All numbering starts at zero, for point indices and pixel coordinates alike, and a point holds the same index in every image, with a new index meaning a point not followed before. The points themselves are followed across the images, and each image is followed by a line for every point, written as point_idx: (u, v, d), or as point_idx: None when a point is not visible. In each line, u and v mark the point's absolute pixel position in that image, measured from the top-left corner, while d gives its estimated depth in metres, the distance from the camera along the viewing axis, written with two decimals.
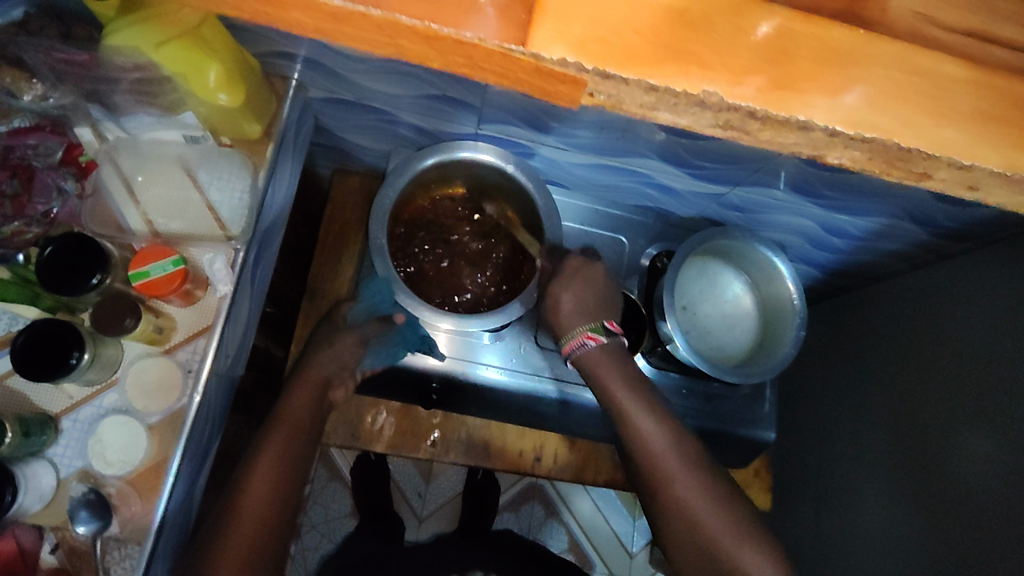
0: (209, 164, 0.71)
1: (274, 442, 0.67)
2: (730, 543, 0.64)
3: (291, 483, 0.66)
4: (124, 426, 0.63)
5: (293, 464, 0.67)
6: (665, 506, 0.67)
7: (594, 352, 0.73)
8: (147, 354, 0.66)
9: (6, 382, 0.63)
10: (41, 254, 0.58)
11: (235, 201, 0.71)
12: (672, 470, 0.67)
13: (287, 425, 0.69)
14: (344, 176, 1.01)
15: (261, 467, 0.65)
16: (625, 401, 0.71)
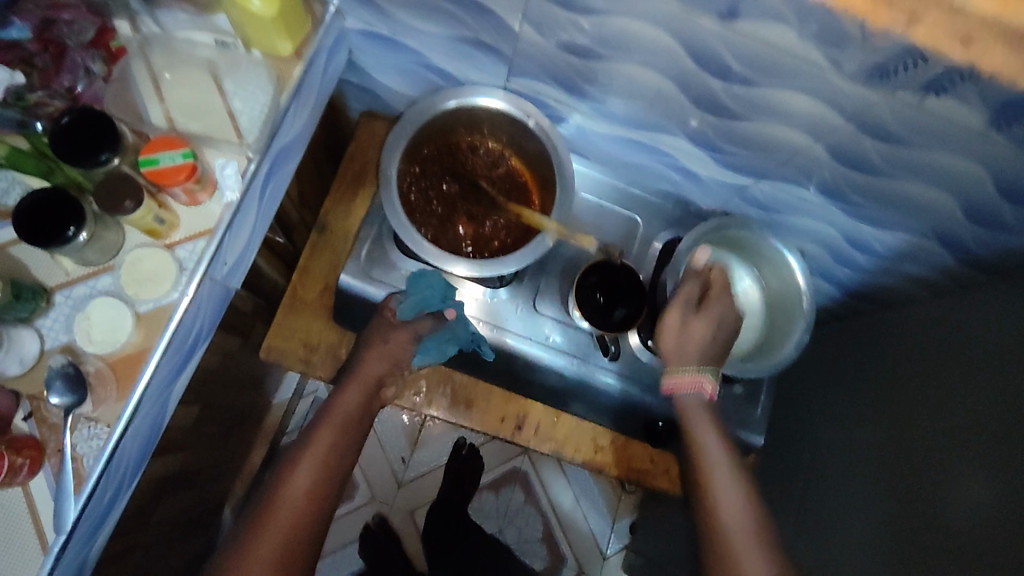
0: (237, 74, 0.72)
1: (319, 436, 0.75)
2: (738, 540, 0.67)
3: (327, 474, 0.73)
4: (109, 310, 0.64)
5: (332, 464, 0.74)
6: (701, 509, 0.72)
7: (694, 399, 0.77)
8: (145, 245, 0.67)
9: (10, 250, 0.65)
10: (58, 122, 0.60)
11: (255, 112, 0.71)
12: (717, 472, 0.73)
13: (328, 420, 0.77)
14: (371, 120, 0.98)
15: (300, 463, 0.72)
16: (703, 424, 0.76)
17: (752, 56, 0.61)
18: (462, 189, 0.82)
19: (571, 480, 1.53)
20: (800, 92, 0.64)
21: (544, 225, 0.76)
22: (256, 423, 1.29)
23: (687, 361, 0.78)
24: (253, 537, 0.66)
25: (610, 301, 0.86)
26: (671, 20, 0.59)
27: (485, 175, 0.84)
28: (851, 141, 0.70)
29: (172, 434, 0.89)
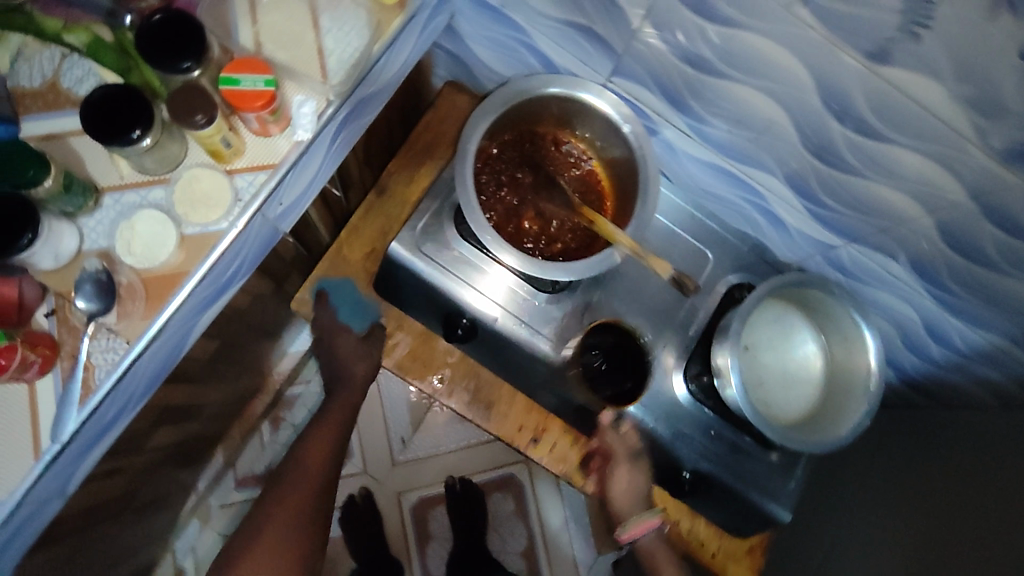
0: (336, 11, 0.68)
1: (308, 452, 0.90)
2: None
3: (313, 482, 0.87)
4: (156, 224, 0.62)
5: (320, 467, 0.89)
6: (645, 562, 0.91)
7: (647, 536, 0.90)
8: (206, 166, 0.64)
9: (72, 140, 0.63)
10: (148, 21, 0.57)
11: (346, 55, 0.67)
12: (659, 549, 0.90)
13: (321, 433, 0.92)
14: (455, 91, 0.94)
15: (289, 475, 0.88)
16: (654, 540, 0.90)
17: (886, 103, 0.56)
18: (535, 180, 0.78)
19: (566, 499, 1.46)
20: (930, 158, 0.59)
21: (616, 238, 0.71)
22: (266, 369, 1.27)
23: (624, 465, 0.85)
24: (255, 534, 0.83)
25: (614, 369, 0.81)
26: (812, 48, 0.54)
27: (563, 174, 0.80)
28: (968, 221, 0.64)
29: (187, 363, 0.86)
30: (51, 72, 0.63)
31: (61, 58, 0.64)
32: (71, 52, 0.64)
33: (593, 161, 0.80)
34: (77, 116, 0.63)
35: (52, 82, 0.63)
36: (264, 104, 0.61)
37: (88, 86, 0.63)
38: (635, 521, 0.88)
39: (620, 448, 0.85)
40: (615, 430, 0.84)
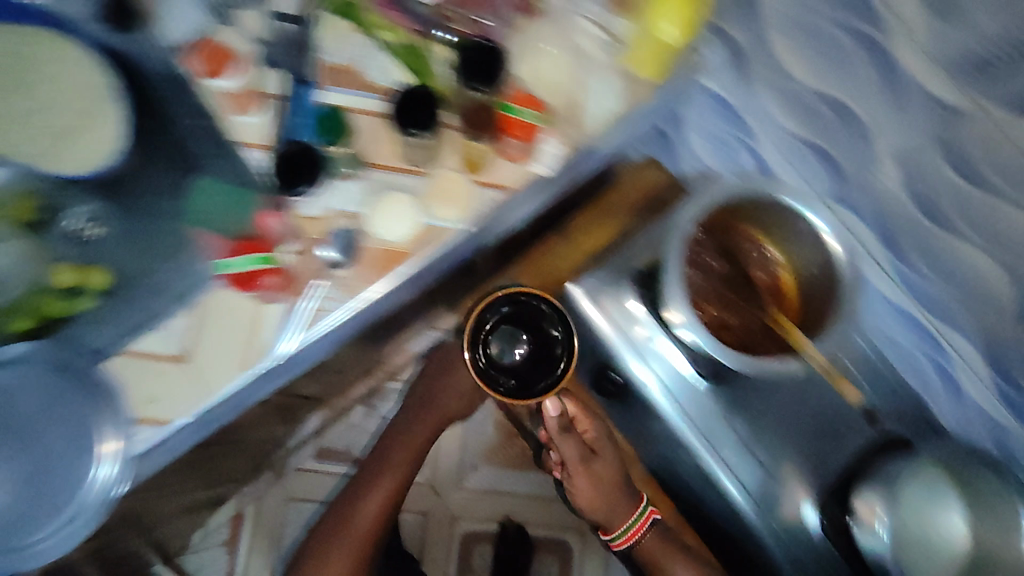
0: (602, 74, 0.77)
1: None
2: None
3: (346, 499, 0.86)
4: (400, 204, 0.71)
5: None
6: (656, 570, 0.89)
7: (648, 537, 0.89)
8: (457, 170, 0.73)
9: (357, 117, 0.73)
10: (468, 49, 0.73)
11: (601, 112, 0.76)
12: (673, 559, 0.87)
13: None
14: (649, 166, 0.98)
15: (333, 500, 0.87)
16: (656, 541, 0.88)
17: None
18: (718, 292, 0.80)
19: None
20: None
21: (805, 348, 0.74)
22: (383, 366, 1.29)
23: (575, 446, 0.85)
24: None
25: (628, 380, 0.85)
26: None
27: (750, 272, 0.79)
28: None
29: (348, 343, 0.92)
30: (352, 58, 0.75)
31: (363, 48, 0.75)
32: (377, 47, 0.75)
33: (782, 269, 0.78)
34: (369, 100, 0.74)
35: (352, 66, 0.74)
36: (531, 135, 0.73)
37: (386, 79, 0.74)
38: (607, 500, 0.88)
39: (557, 430, 0.84)
40: (557, 428, 0.84)
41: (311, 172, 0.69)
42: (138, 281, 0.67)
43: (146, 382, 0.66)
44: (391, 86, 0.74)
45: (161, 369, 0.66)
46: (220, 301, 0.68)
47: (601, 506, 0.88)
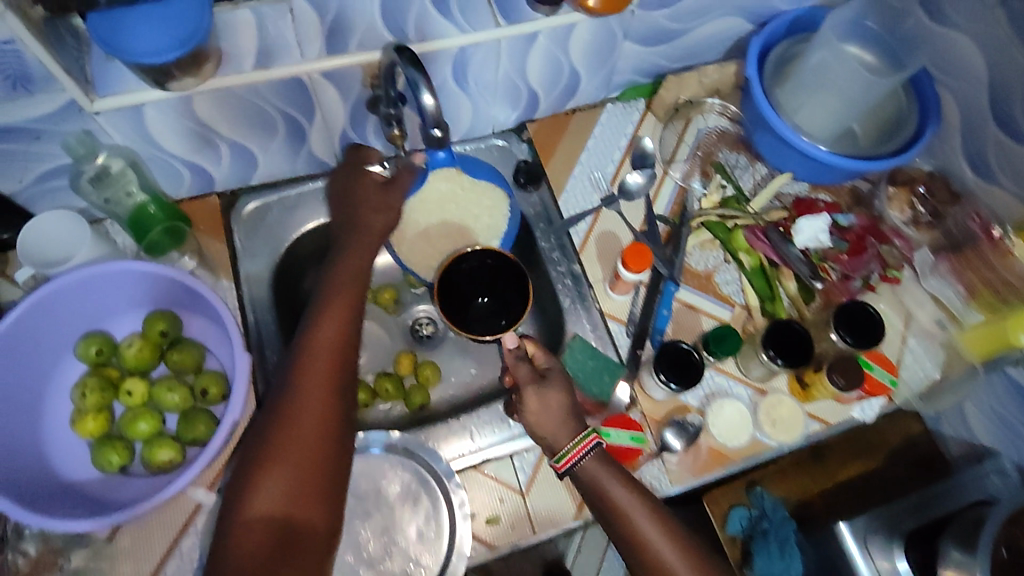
0: (924, 340, 0.86)
1: (323, 349, 0.66)
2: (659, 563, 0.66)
3: (344, 419, 0.65)
4: (737, 416, 0.78)
5: (341, 385, 0.66)
6: (625, 534, 0.67)
7: (588, 459, 0.69)
8: (788, 397, 0.80)
9: (705, 320, 0.85)
10: (851, 303, 0.75)
11: (918, 377, 0.84)
12: (634, 512, 0.67)
13: (342, 294, 0.70)
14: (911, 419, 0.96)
15: (299, 423, 0.62)
16: (635, 507, 0.67)
17: None
18: None
19: None
20: None
21: None
22: None
23: (565, 431, 0.71)
24: (274, 463, 0.60)
25: None
26: None
27: None
28: None
29: None
30: (711, 267, 0.88)
31: (722, 261, 0.88)
32: (730, 262, 0.88)
33: None
34: (720, 308, 0.85)
35: (710, 273, 0.88)
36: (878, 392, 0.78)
37: (734, 292, 0.87)
38: (594, 491, 0.68)
39: (526, 379, 0.74)
40: (517, 357, 0.75)
41: (495, 283, 0.83)
42: (485, 392, 0.91)
43: (482, 503, 0.75)
44: (740, 301, 0.86)
45: (503, 496, 0.75)
46: None
47: (555, 423, 0.71)
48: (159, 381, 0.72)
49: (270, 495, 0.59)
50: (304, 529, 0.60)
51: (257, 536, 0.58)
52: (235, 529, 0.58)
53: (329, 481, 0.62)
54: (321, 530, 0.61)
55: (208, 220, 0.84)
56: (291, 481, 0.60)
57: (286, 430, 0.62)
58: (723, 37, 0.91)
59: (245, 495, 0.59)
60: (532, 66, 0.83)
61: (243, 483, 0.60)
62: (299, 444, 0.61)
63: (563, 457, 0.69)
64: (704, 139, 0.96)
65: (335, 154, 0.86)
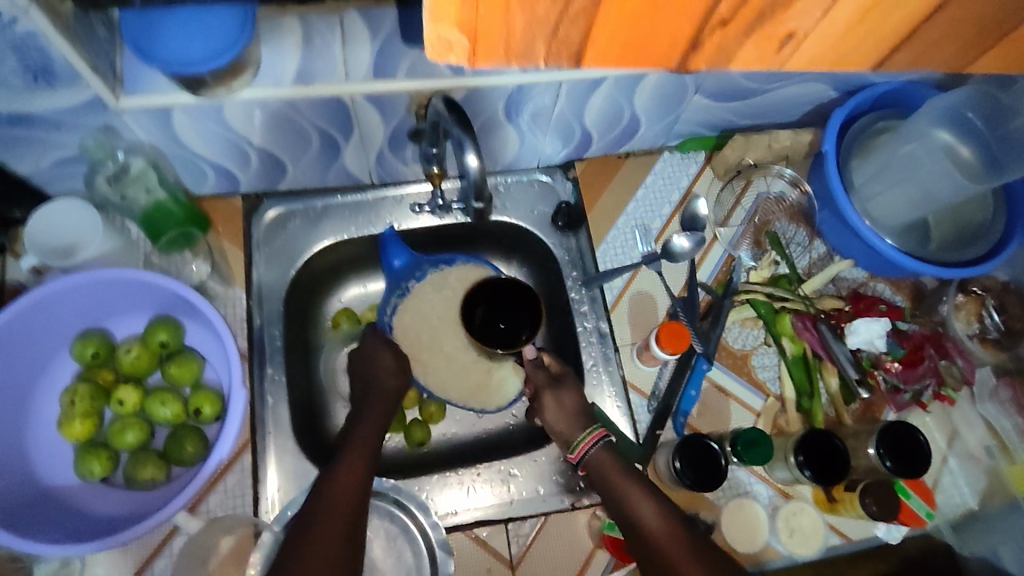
0: (966, 463, 0.79)
1: (353, 455, 0.66)
2: (663, 541, 0.62)
3: (359, 527, 0.63)
4: (753, 519, 0.73)
5: (362, 491, 0.65)
6: (625, 521, 0.64)
7: (595, 449, 0.68)
8: (810, 507, 0.74)
9: (735, 405, 0.80)
10: (895, 424, 0.69)
11: (953, 503, 0.78)
12: (626, 486, 0.65)
13: (361, 448, 0.67)
14: None
15: (322, 535, 0.60)
16: (626, 484, 0.66)
17: None
18: None
19: None
20: None
21: None
22: None
23: (578, 427, 0.71)
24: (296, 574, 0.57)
25: None
26: None
27: None
28: None
29: None
30: (749, 347, 0.82)
31: (762, 343, 0.82)
32: (770, 345, 0.82)
33: None
34: (754, 396, 0.80)
35: (747, 354, 0.82)
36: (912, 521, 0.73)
37: (770, 380, 0.81)
38: (596, 474, 0.67)
39: (543, 382, 0.74)
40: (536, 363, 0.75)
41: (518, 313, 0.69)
42: (488, 438, 0.87)
43: (469, 569, 0.71)
44: (775, 390, 0.81)
45: (492, 568, 0.71)
46: (562, 518, 0.74)
47: (570, 425, 0.72)
48: (153, 391, 0.69)
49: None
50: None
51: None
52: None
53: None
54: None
55: (229, 222, 0.81)
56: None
57: (307, 555, 0.58)
58: (803, 100, 0.84)
59: None
60: (590, 110, 0.78)
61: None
62: (320, 560, 0.58)
63: (575, 446, 0.69)
64: (762, 206, 0.89)
65: (369, 172, 0.82)
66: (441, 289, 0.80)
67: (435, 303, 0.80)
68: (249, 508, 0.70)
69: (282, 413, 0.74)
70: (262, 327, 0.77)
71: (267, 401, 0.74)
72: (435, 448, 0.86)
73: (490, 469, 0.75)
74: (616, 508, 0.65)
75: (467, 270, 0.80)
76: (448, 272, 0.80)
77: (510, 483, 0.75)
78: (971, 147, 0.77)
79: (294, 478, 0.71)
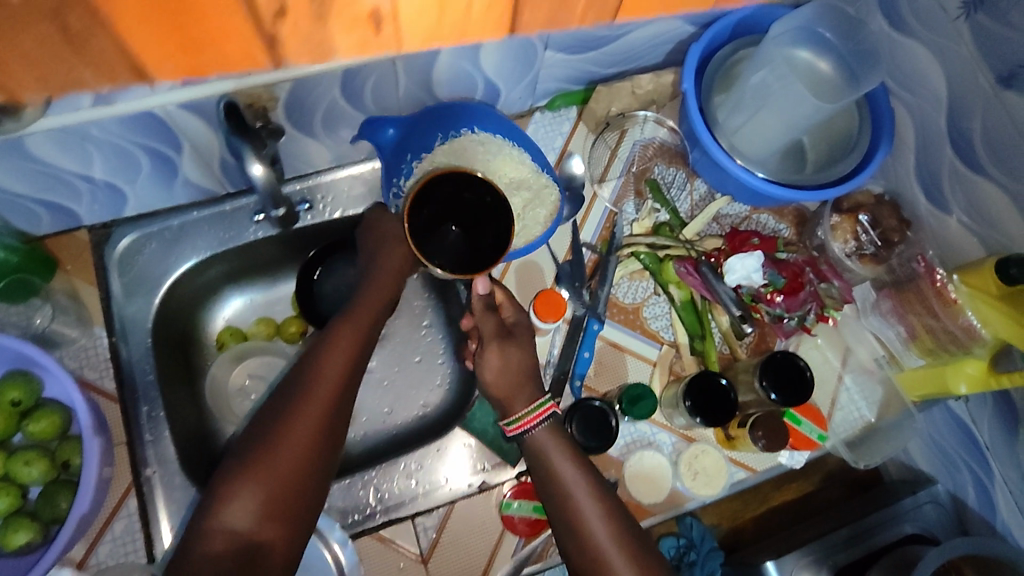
0: (860, 377, 0.80)
1: (338, 349, 0.66)
2: (599, 541, 0.61)
3: (339, 416, 0.65)
4: (656, 469, 0.74)
5: (338, 403, 0.65)
6: (562, 512, 0.63)
7: (541, 430, 0.67)
8: (710, 447, 0.75)
9: (629, 359, 0.79)
10: (773, 354, 0.70)
11: (851, 418, 0.79)
12: (580, 495, 0.63)
13: (360, 316, 0.70)
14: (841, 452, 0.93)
15: (287, 444, 0.61)
16: (574, 478, 0.64)
17: None
18: None
19: None
20: None
21: None
22: None
23: (522, 397, 0.69)
24: (271, 447, 0.61)
25: None
26: None
27: None
28: None
29: None
30: (640, 299, 0.82)
31: (652, 293, 0.82)
32: (660, 293, 0.82)
33: None
34: (648, 347, 0.80)
35: (638, 306, 0.81)
36: (808, 446, 0.74)
37: (661, 328, 0.81)
38: (542, 467, 0.65)
39: (492, 331, 0.72)
40: (485, 305, 0.73)
41: (476, 217, 0.69)
42: (401, 435, 0.86)
43: (380, 571, 0.70)
44: (669, 338, 0.80)
45: (404, 565, 0.71)
46: (470, 501, 0.73)
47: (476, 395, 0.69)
48: (16, 452, 0.65)
49: (240, 512, 0.58)
50: (264, 547, 0.59)
51: (220, 548, 0.57)
52: (202, 535, 0.57)
53: (301, 503, 0.61)
54: (283, 549, 0.60)
55: (77, 259, 0.76)
56: (270, 493, 0.59)
57: (289, 422, 0.62)
58: (662, 40, 0.81)
59: (217, 498, 0.59)
60: (436, 82, 0.74)
61: (216, 495, 0.59)
62: (302, 433, 0.62)
63: (515, 421, 0.67)
64: (639, 152, 0.88)
65: (220, 182, 0.77)
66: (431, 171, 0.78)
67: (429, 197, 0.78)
68: (142, 554, 0.68)
69: (165, 448, 0.71)
70: (131, 362, 0.73)
71: (146, 438, 0.71)
72: (348, 452, 0.84)
73: (390, 467, 0.73)
74: (557, 497, 0.64)
75: (452, 145, 0.77)
76: (434, 157, 0.77)
77: (413, 477, 0.73)
78: (829, 61, 0.76)
79: (187, 510, 0.69)
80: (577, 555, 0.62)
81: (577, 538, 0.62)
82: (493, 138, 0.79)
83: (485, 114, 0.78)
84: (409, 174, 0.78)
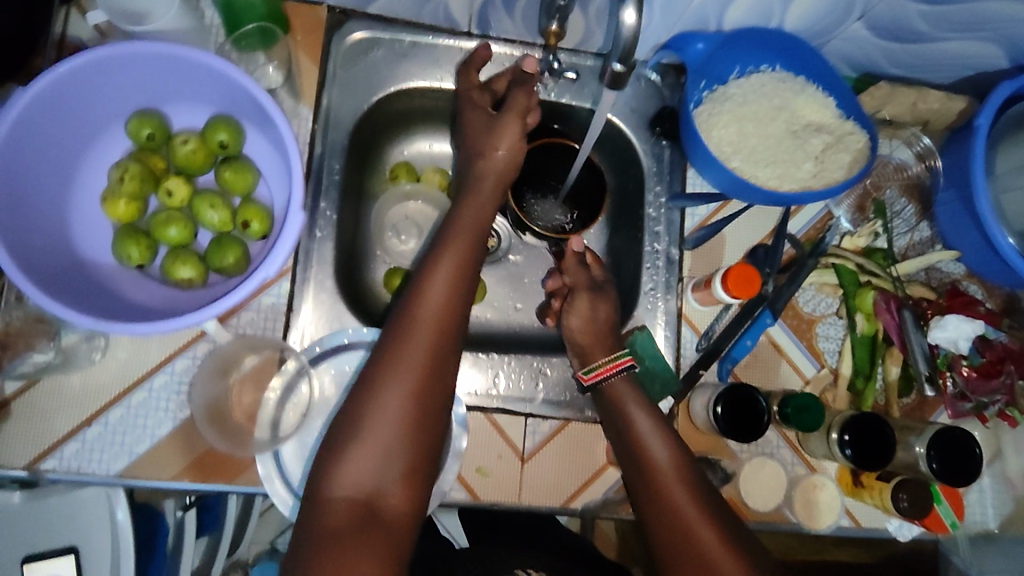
0: (1000, 485, 0.76)
1: (437, 274, 0.57)
2: (675, 489, 0.57)
3: (447, 356, 0.55)
4: (772, 480, 0.71)
5: (447, 350, 0.55)
6: (633, 455, 0.61)
7: (618, 377, 0.65)
8: (830, 482, 0.72)
9: (782, 367, 0.75)
10: (953, 428, 0.65)
11: (973, 519, 0.75)
12: (652, 438, 0.61)
13: (456, 240, 0.60)
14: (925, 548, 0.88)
15: (386, 407, 0.52)
16: (646, 422, 0.62)
17: None
18: None
19: None
20: None
21: None
22: None
23: (602, 348, 0.68)
24: (380, 390, 0.53)
25: None
26: None
27: None
28: None
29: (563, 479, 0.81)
30: (818, 314, 0.77)
31: (833, 312, 0.77)
32: (841, 317, 0.77)
33: None
34: (805, 363, 0.76)
35: (815, 319, 0.77)
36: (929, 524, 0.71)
37: (828, 350, 0.76)
38: (615, 410, 0.64)
39: (583, 283, 0.70)
40: (579, 262, 0.71)
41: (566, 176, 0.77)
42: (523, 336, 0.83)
43: (478, 449, 0.70)
44: (831, 363, 0.76)
45: (502, 454, 0.70)
46: (584, 427, 0.72)
47: (594, 336, 0.68)
48: (204, 191, 0.65)
49: (353, 480, 0.51)
50: (385, 512, 0.51)
51: (340, 520, 0.50)
52: (319, 507, 0.51)
53: (421, 460, 0.53)
54: (406, 519, 0.52)
55: (308, 34, 0.74)
56: (389, 463, 0.51)
57: (394, 361, 0.54)
58: (966, 62, 0.74)
59: (333, 462, 0.52)
60: (734, 6, 0.69)
61: (336, 472, 0.51)
62: (411, 377, 0.53)
63: (592, 370, 0.66)
64: (878, 169, 0.81)
65: (469, 17, 0.73)
66: (726, 100, 0.74)
67: (725, 128, 0.74)
68: (277, 335, 0.68)
69: (327, 249, 0.70)
70: (325, 152, 0.72)
71: (315, 233, 0.70)
72: (468, 329, 0.82)
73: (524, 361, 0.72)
74: (628, 443, 0.62)
75: (748, 83, 0.74)
76: (728, 88, 0.74)
77: (540, 381, 0.73)
78: None
79: (329, 316, 0.69)
80: (653, 509, 0.57)
81: (649, 485, 0.58)
82: (795, 79, 0.74)
83: (796, 53, 0.73)
84: (699, 101, 0.74)
